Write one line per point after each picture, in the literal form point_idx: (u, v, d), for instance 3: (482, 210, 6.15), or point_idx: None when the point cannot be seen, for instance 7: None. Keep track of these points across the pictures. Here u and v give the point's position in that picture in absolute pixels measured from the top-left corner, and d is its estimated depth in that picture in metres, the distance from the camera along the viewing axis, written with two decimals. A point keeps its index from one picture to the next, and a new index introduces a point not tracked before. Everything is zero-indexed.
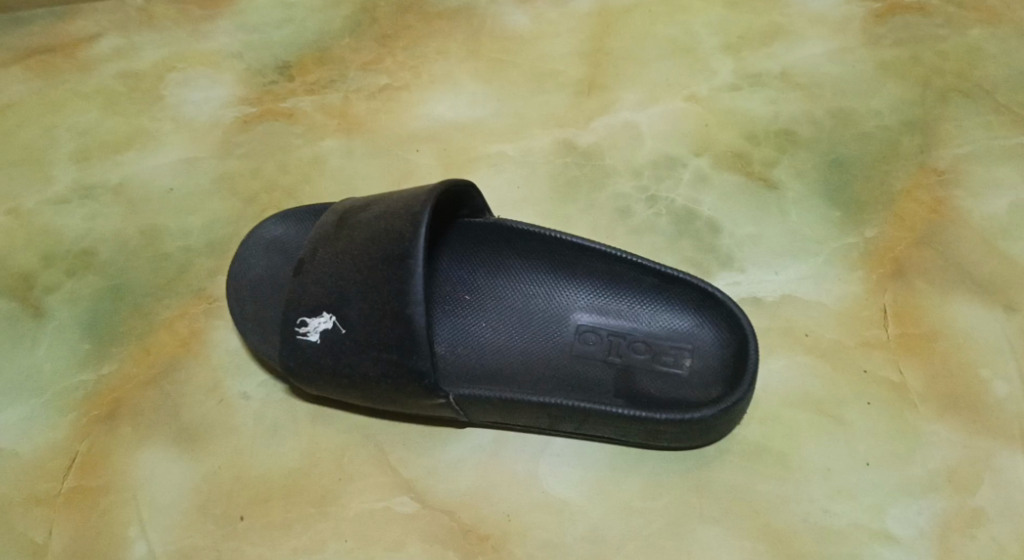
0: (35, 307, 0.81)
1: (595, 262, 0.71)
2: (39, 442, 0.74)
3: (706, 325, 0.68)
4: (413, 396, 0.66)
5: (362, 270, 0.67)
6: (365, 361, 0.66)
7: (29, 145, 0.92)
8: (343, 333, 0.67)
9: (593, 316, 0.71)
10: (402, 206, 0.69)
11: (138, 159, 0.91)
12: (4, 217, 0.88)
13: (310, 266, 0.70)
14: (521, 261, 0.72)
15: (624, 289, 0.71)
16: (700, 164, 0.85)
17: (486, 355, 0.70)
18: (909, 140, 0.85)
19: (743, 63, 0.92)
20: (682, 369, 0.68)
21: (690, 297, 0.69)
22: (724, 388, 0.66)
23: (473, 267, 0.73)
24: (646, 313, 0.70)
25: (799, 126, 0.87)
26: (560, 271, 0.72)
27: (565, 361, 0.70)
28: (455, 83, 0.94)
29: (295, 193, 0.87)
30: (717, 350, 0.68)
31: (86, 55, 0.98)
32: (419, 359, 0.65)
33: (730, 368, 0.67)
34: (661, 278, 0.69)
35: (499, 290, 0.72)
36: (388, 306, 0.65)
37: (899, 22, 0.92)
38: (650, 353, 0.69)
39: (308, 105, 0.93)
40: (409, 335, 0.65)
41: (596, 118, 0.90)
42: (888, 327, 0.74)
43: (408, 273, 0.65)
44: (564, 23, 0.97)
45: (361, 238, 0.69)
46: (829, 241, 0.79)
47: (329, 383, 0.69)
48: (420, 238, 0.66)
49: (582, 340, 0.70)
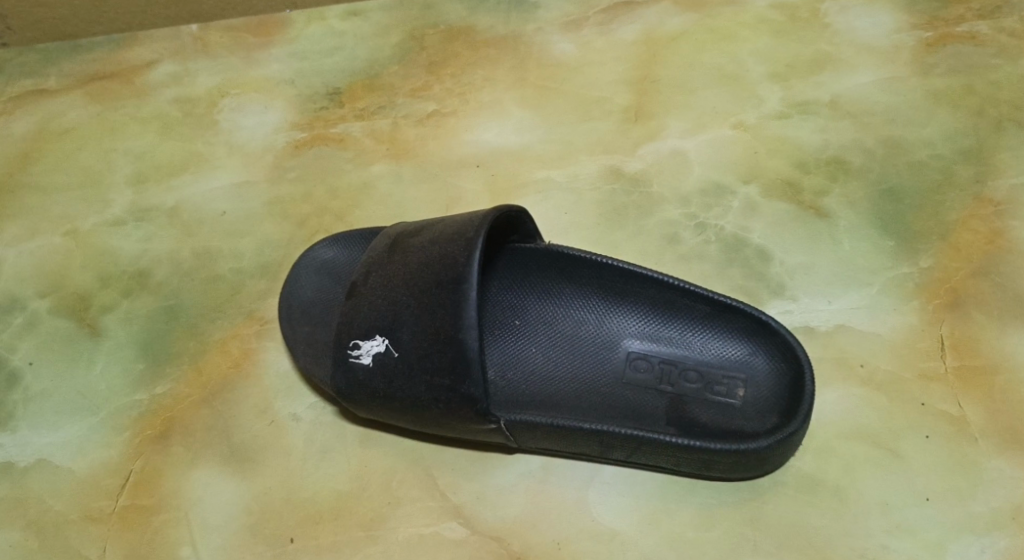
0: (91, 326, 0.83)
1: (646, 289, 0.71)
2: (94, 460, 0.75)
3: (759, 354, 0.68)
4: (465, 420, 0.66)
5: (415, 294, 0.68)
6: (417, 386, 0.67)
7: (88, 169, 0.95)
8: (396, 356, 0.67)
9: (644, 343, 0.71)
10: (455, 231, 0.69)
11: (192, 183, 0.93)
12: (64, 238, 0.90)
13: (364, 290, 0.70)
14: (572, 287, 0.73)
15: (674, 317, 0.70)
16: (749, 191, 0.85)
17: (536, 382, 0.70)
18: (964, 169, 0.84)
19: (792, 92, 0.92)
20: (735, 398, 0.67)
21: (744, 326, 0.68)
22: (779, 418, 0.65)
23: (524, 293, 0.73)
24: (697, 341, 0.70)
25: (849, 155, 0.86)
26: (611, 298, 0.72)
27: (615, 388, 0.70)
28: (503, 109, 0.95)
29: (346, 217, 0.88)
30: (771, 380, 0.67)
31: (143, 81, 1.01)
32: (471, 384, 0.65)
33: (784, 399, 0.66)
34: (713, 306, 0.69)
35: (549, 316, 0.73)
36: (441, 330, 0.66)
37: (951, 51, 0.92)
38: (702, 382, 0.68)
39: (358, 130, 0.95)
40: (461, 358, 0.65)
41: (644, 144, 0.90)
42: (946, 359, 0.73)
43: (462, 297, 0.65)
44: (611, 51, 0.97)
45: (415, 262, 0.69)
46: (883, 271, 0.78)
47: (380, 407, 0.69)
48: (473, 263, 0.66)
49: (632, 367, 0.70)
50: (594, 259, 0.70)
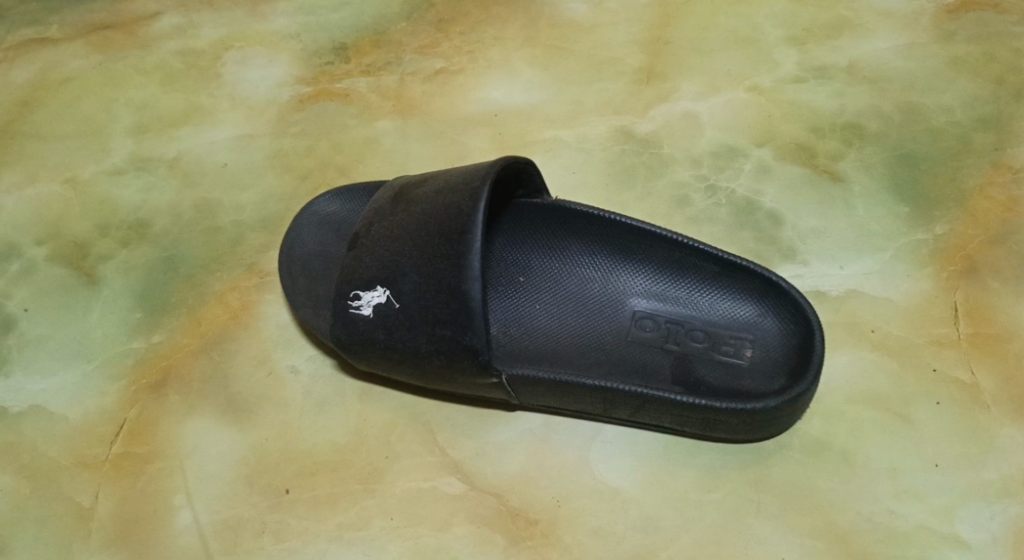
0: (88, 274, 0.81)
1: (654, 247, 0.69)
2: (88, 407, 0.74)
3: (769, 315, 0.66)
4: (466, 374, 0.65)
5: (418, 244, 0.66)
6: (418, 338, 0.65)
7: (88, 118, 0.93)
8: (397, 307, 0.66)
9: (651, 302, 0.69)
10: (461, 181, 0.68)
11: (194, 134, 0.91)
12: (63, 186, 0.88)
13: (366, 240, 0.69)
14: (578, 244, 0.71)
15: (682, 276, 0.69)
16: (762, 154, 0.83)
17: (539, 339, 0.69)
18: (983, 137, 0.82)
19: (809, 56, 0.89)
20: (742, 359, 0.66)
21: (753, 286, 0.67)
22: (787, 380, 0.63)
23: (528, 249, 0.72)
24: (706, 301, 0.68)
25: (866, 120, 0.84)
26: (618, 256, 0.70)
27: (620, 346, 0.68)
28: (512, 68, 0.93)
29: (349, 172, 0.87)
30: (780, 341, 0.65)
31: (146, 32, 0.99)
32: (473, 336, 0.63)
33: (793, 360, 0.64)
34: (723, 265, 0.67)
35: (554, 273, 0.71)
36: (444, 281, 0.64)
37: (972, 18, 0.90)
38: (708, 342, 0.67)
39: (364, 86, 0.93)
40: (464, 310, 0.63)
41: (655, 106, 0.88)
42: (959, 326, 0.71)
43: (465, 247, 0.63)
44: (623, 12, 0.95)
45: (418, 213, 0.68)
46: (896, 237, 0.76)
47: (381, 360, 0.68)
48: (478, 213, 0.64)
49: (638, 326, 0.69)
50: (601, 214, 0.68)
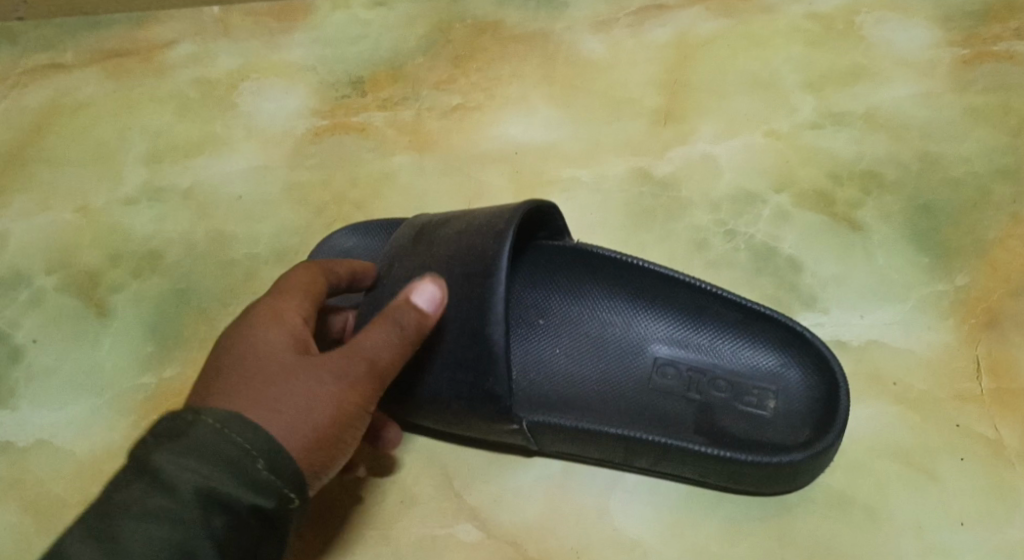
0: (99, 305, 0.81)
1: (676, 293, 0.68)
2: (97, 442, 0.73)
3: (793, 365, 0.66)
4: (485, 418, 0.64)
5: (441, 286, 0.66)
6: (439, 381, 0.65)
7: (102, 145, 0.92)
8: (418, 349, 0.66)
9: (672, 348, 0.69)
10: (485, 221, 0.67)
11: (209, 164, 0.90)
12: (74, 214, 0.87)
13: (387, 281, 0.70)
14: (599, 287, 0.70)
15: (704, 323, 0.68)
16: (781, 200, 0.83)
17: (559, 385, 0.69)
18: (1002, 188, 0.82)
19: (826, 102, 0.90)
20: (765, 410, 0.65)
21: (778, 336, 0.66)
22: (811, 432, 0.63)
23: (549, 292, 0.71)
24: (728, 349, 0.68)
25: (884, 168, 0.84)
26: (639, 300, 0.69)
27: (641, 394, 0.68)
28: (529, 105, 0.93)
29: (366, 207, 0.87)
30: (804, 392, 0.65)
31: (161, 60, 0.99)
32: (495, 382, 0.62)
33: (818, 413, 0.64)
34: (745, 314, 0.66)
35: (574, 316, 0.70)
36: (468, 324, 0.64)
37: (988, 69, 0.90)
38: (731, 391, 0.67)
39: (380, 120, 0.93)
40: (486, 354, 0.62)
41: (673, 148, 0.88)
42: (982, 380, 0.71)
43: (488, 291, 0.63)
44: (640, 52, 0.95)
45: (441, 254, 0.67)
46: (917, 287, 0.76)
47: (398, 404, 0.67)
48: (502, 256, 0.63)
49: (659, 373, 0.68)
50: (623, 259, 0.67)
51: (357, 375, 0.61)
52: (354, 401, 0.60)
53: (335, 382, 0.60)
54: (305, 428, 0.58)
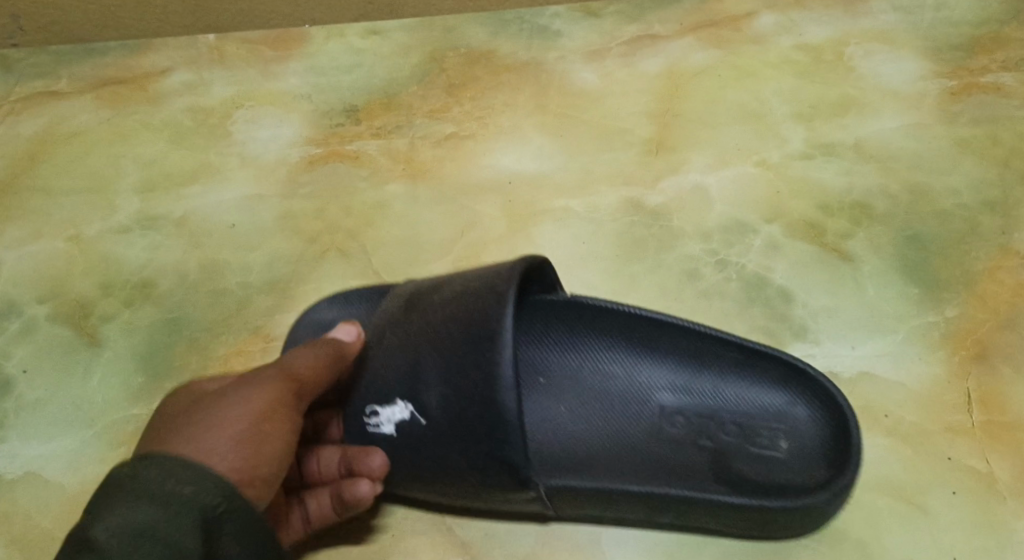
0: (90, 335, 0.81)
1: (675, 338, 0.68)
2: (86, 475, 0.73)
3: (798, 401, 0.67)
4: (503, 490, 0.62)
5: (441, 354, 0.63)
6: (450, 454, 0.62)
7: (95, 174, 0.93)
8: (423, 423, 0.64)
9: (676, 395, 0.69)
10: (479, 284, 0.65)
11: (202, 193, 0.90)
12: (66, 243, 0.87)
13: (378, 351, 0.67)
14: (597, 339, 0.70)
15: (706, 366, 0.69)
16: (772, 231, 0.84)
17: (568, 443, 0.68)
18: (990, 220, 0.83)
19: (816, 133, 0.91)
20: (779, 450, 0.66)
21: (780, 374, 0.67)
22: (828, 469, 0.64)
23: (547, 348, 0.70)
24: (732, 390, 0.68)
25: (874, 200, 0.85)
26: (639, 349, 0.70)
27: (651, 445, 0.68)
28: (522, 135, 0.93)
29: (359, 235, 0.86)
30: (813, 428, 0.66)
31: (156, 88, 0.99)
32: (510, 451, 0.60)
33: (830, 447, 0.65)
34: (745, 353, 0.67)
35: (575, 371, 0.70)
36: (476, 393, 0.61)
37: (976, 101, 0.91)
38: (742, 434, 0.67)
39: (374, 149, 0.93)
40: (499, 424, 0.60)
41: (664, 178, 0.88)
42: (972, 413, 0.71)
43: (494, 357, 0.60)
44: (632, 83, 0.96)
45: (435, 319, 0.65)
46: (908, 319, 0.77)
47: (406, 477, 0.65)
48: (506, 319, 0.61)
49: (667, 422, 0.68)
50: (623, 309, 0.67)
51: (270, 407, 0.59)
52: (276, 430, 0.59)
53: (249, 418, 0.57)
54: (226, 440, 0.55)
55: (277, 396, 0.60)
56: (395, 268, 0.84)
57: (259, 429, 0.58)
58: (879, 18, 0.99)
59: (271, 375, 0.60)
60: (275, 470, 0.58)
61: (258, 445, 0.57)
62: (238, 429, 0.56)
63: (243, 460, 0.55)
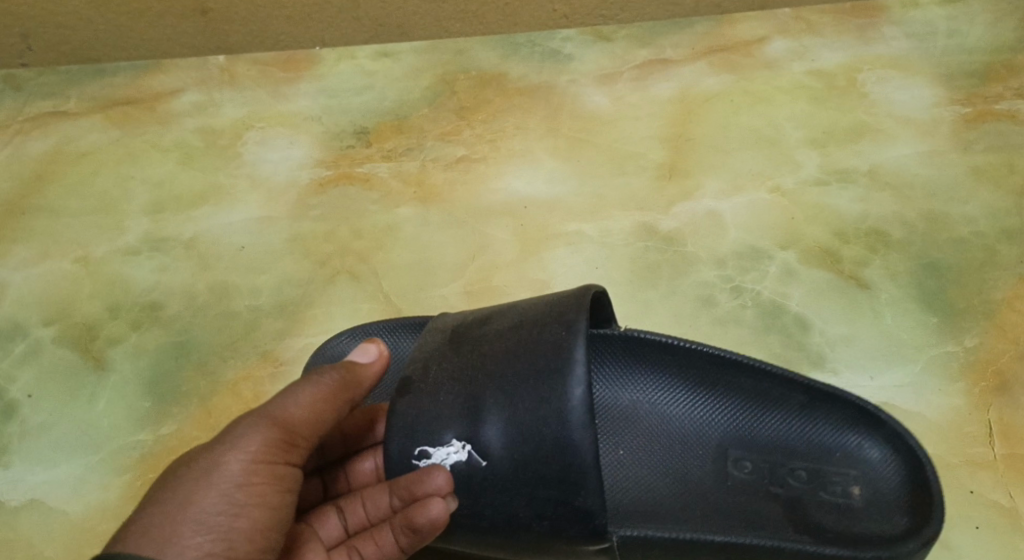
0: (97, 358, 0.79)
1: (735, 377, 0.66)
2: (90, 502, 0.71)
3: (871, 444, 0.64)
4: (572, 542, 0.60)
5: (504, 388, 0.61)
6: (515, 502, 0.60)
7: (103, 194, 0.92)
8: (484, 465, 0.60)
9: (736, 440, 0.67)
10: (540, 315, 0.64)
11: (211, 215, 0.90)
12: (74, 264, 0.86)
13: (422, 386, 0.64)
14: (650, 378, 0.69)
15: (765, 407, 0.67)
16: (787, 257, 0.83)
17: (626, 491, 0.67)
18: (1008, 248, 0.82)
19: (830, 159, 0.90)
20: (853, 498, 0.63)
21: (849, 414, 0.65)
22: (909, 519, 0.61)
23: (600, 389, 0.70)
24: (797, 433, 0.66)
25: (890, 227, 0.84)
26: (695, 387, 0.68)
27: (712, 495, 0.65)
28: (534, 158, 0.93)
29: (369, 258, 0.86)
30: (888, 474, 0.63)
31: (166, 109, 0.99)
32: (586, 497, 0.58)
33: (908, 496, 0.62)
34: (810, 395, 0.65)
35: (630, 414, 0.69)
36: (548, 433, 0.59)
37: (990, 128, 0.91)
38: (812, 481, 0.64)
39: (384, 171, 0.92)
40: (576, 467, 0.58)
41: (678, 203, 0.88)
42: (994, 446, 0.70)
43: (568, 393, 0.59)
44: (644, 107, 0.96)
45: (495, 352, 0.63)
46: (927, 348, 0.76)
47: (459, 531, 0.62)
48: (579, 350, 0.60)
49: (729, 466, 0.66)
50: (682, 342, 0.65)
51: (244, 474, 0.53)
52: (254, 496, 0.53)
53: (220, 492, 0.53)
54: (220, 531, 0.51)
55: (256, 455, 0.54)
56: (407, 292, 0.83)
57: (231, 504, 0.52)
58: (891, 44, 0.99)
59: (253, 427, 0.55)
60: (255, 541, 0.52)
61: (232, 519, 0.52)
62: (207, 506, 0.52)
63: (211, 544, 0.51)
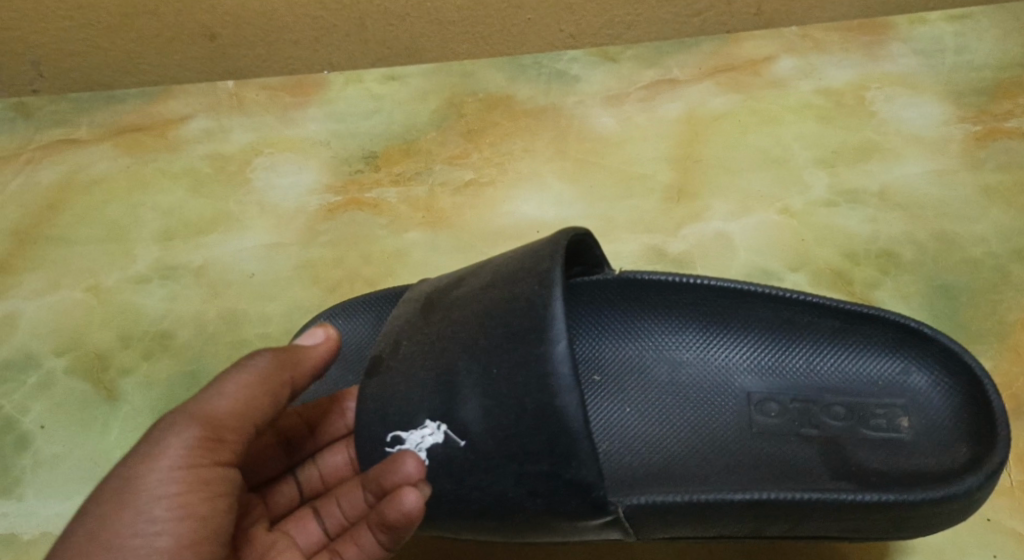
0: (109, 389, 0.80)
1: (758, 311, 0.69)
2: None
3: (914, 370, 0.66)
4: (572, 517, 0.58)
5: (478, 354, 0.61)
6: (503, 480, 0.58)
7: (114, 223, 0.92)
8: (463, 445, 0.60)
9: (767, 380, 0.69)
10: (515, 271, 0.63)
11: (221, 242, 0.90)
12: (85, 293, 0.87)
13: (393, 363, 0.64)
14: (668, 325, 0.71)
15: (801, 342, 0.69)
16: (798, 280, 0.83)
17: (654, 448, 0.68)
18: (1020, 268, 0.82)
19: (839, 179, 0.90)
20: (901, 429, 0.65)
21: (888, 339, 0.67)
22: (968, 446, 0.62)
23: (617, 342, 0.72)
24: (832, 367, 0.68)
25: (901, 248, 0.84)
26: (717, 329, 0.70)
27: (748, 441, 0.67)
28: (541, 181, 0.93)
29: (379, 284, 0.86)
30: (934, 399, 0.65)
31: (175, 135, 0.99)
32: (579, 468, 0.56)
33: (961, 423, 0.63)
34: (843, 322, 0.67)
35: (650, 366, 0.71)
36: (531, 399, 0.57)
37: (1001, 147, 0.90)
38: (853, 416, 0.66)
39: (394, 196, 0.92)
40: (563, 434, 0.56)
41: (687, 225, 0.88)
42: (1012, 472, 0.71)
43: (548, 352, 0.57)
44: (651, 128, 0.96)
45: (468, 316, 0.63)
46: None
47: (446, 515, 0.61)
48: (556, 304, 0.59)
49: (764, 410, 0.68)
50: (709, 283, 0.67)
51: (167, 486, 0.53)
52: (179, 507, 0.53)
53: (140, 509, 0.52)
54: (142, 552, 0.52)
55: (175, 463, 0.54)
56: None
57: (154, 523, 0.52)
58: (899, 61, 0.99)
59: (169, 434, 0.54)
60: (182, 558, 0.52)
61: (156, 538, 0.52)
62: (125, 533, 0.52)
63: None
